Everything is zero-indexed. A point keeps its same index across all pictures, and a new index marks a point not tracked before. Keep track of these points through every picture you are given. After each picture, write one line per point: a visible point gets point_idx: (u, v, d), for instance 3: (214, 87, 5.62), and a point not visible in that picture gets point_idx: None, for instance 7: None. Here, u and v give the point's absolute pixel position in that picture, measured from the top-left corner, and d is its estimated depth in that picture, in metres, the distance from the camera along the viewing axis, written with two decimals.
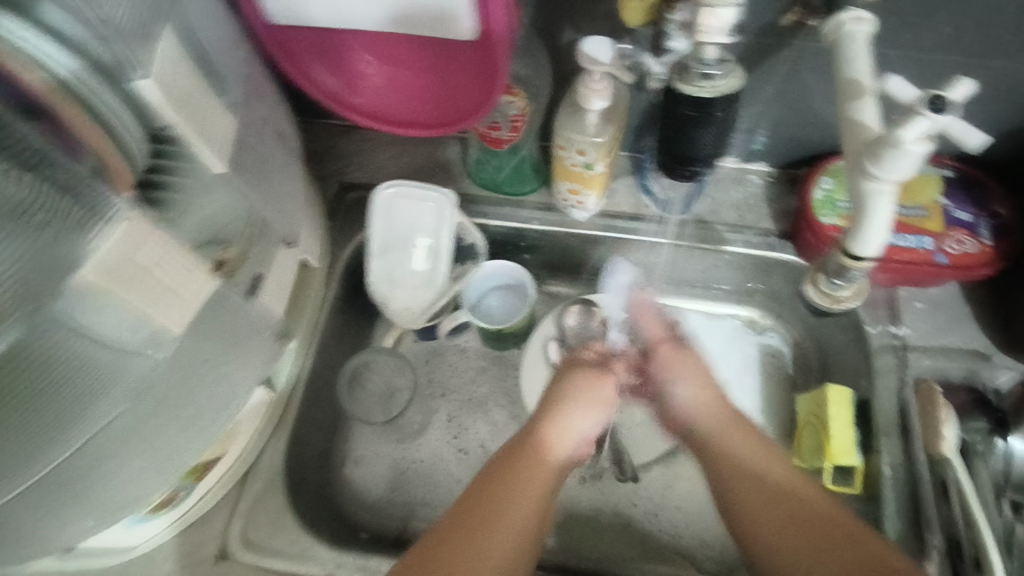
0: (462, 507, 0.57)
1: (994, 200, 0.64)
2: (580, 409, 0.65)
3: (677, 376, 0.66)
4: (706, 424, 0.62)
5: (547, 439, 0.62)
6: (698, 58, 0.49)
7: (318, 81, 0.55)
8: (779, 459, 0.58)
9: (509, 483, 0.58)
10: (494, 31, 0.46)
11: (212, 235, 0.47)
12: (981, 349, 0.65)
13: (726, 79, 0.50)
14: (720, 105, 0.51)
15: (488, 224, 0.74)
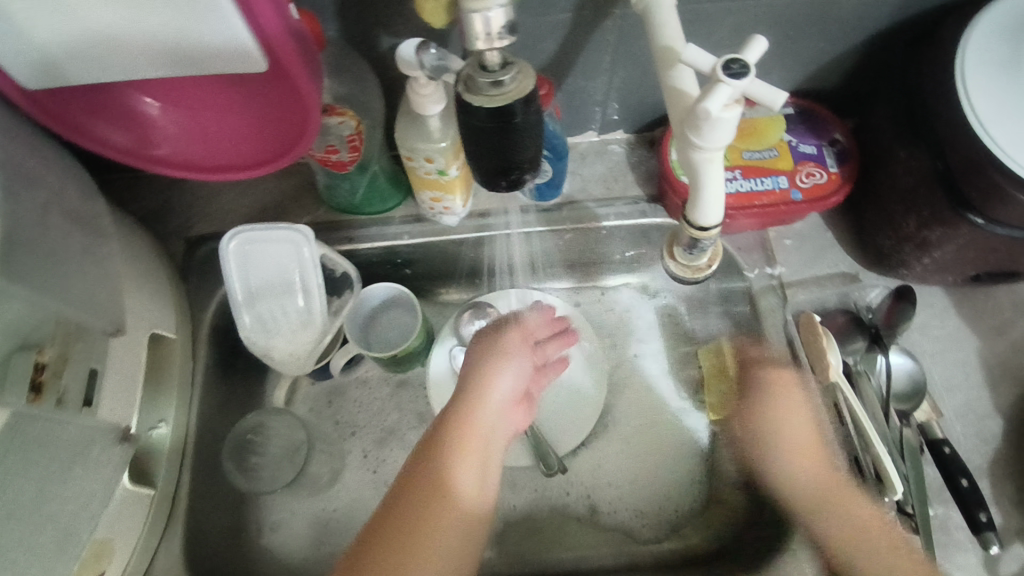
0: (395, 496, 0.52)
1: (832, 128, 0.66)
2: (499, 367, 0.61)
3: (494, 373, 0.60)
4: (808, 481, 0.56)
5: (466, 416, 0.57)
6: (479, 65, 0.37)
7: (108, 140, 0.49)
8: (865, 507, 0.53)
9: (438, 462, 0.54)
10: (287, 60, 0.43)
11: (20, 344, 0.46)
12: (849, 271, 0.67)
13: (516, 81, 0.37)
14: (530, 114, 0.38)
15: (357, 249, 0.70)
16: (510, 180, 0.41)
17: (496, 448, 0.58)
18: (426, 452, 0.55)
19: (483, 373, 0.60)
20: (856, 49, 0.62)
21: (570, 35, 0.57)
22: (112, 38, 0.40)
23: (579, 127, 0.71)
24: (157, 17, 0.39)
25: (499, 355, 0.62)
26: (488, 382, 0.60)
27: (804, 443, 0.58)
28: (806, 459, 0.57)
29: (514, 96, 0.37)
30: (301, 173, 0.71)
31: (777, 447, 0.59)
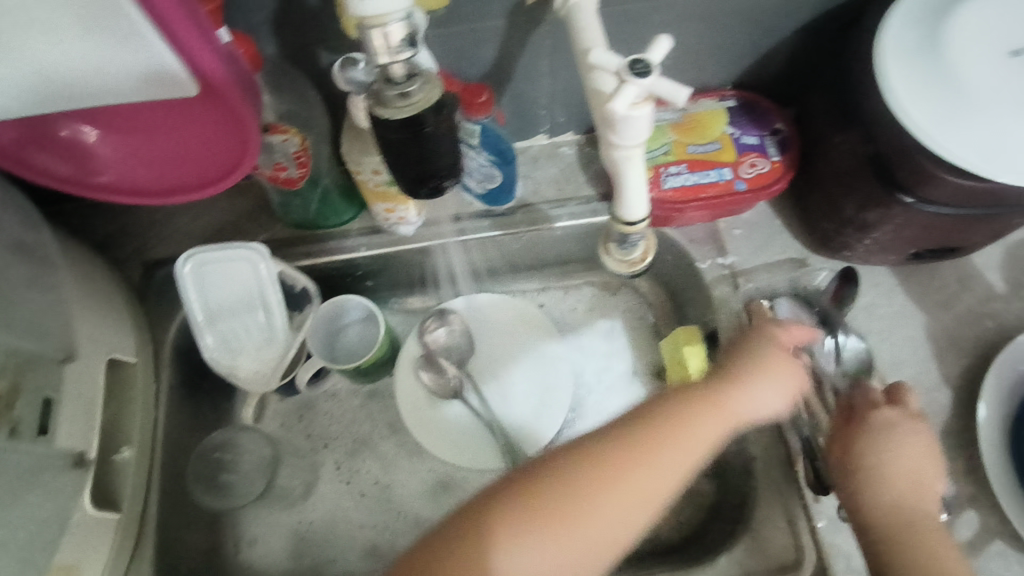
0: (626, 443, 0.48)
1: (773, 118, 0.68)
2: (789, 373, 0.54)
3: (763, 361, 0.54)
4: (893, 498, 0.51)
5: (726, 401, 0.51)
6: (386, 79, 0.38)
7: (50, 170, 0.50)
8: (921, 516, 0.50)
9: (667, 442, 0.48)
10: (217, 84, 0.44)
11: None
12: (799, 256, 0.69)
13: (424, 91, 0.39)
14: (439, 122, 0.40)
15: (316, 263, 0.70)
16: (431, 188, 0.43)
17: (665, 470, 0.47)
18: (665, 421, 0.49)
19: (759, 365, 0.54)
20: (786, 40, 0.64)
21: (507, 42, 0.59)
22: (42, 74, 0.41)
23: (529, 131, 0.73)
24: (89, 55, 0.40)
25: (772, 362, 0.55)
26: (743, 372, 0.53)
27: (905, 460, 0.52)
28: (887, 474, 0.52)
29: (423, 106, 0.39)
30: (256, 192, 0.72)
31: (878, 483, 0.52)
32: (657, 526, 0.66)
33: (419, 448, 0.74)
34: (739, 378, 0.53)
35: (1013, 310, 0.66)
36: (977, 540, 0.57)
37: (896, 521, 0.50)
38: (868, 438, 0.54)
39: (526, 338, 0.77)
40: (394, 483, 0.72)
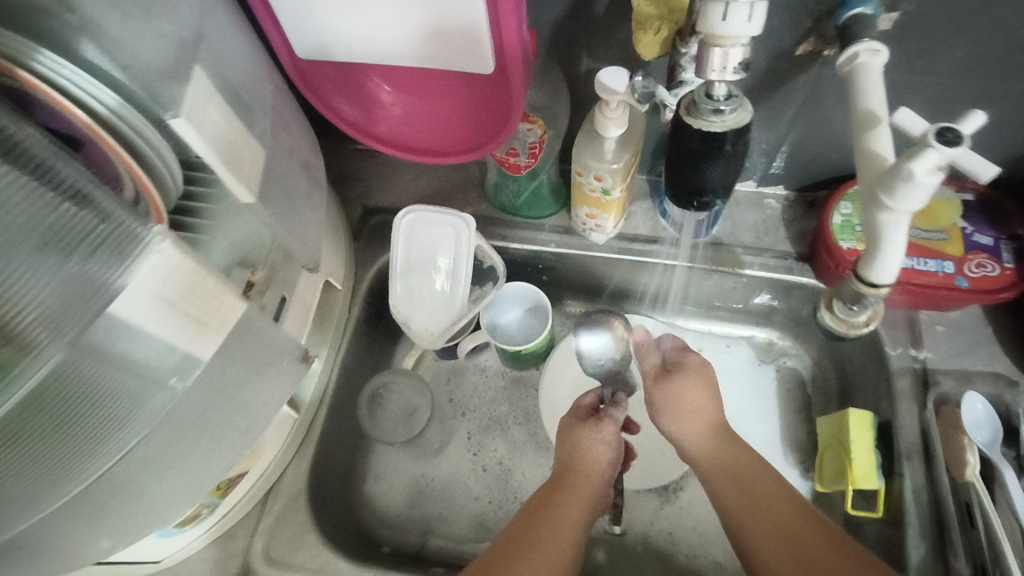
0: (534, 506, 0.59)
1: (1017, 224, 0.64)
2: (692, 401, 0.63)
3: (591, 450, 0.63)
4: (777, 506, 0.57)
5: (580, 484, 0.60)
6: (706, 93, 0.48)
7: (339, 111, 0.57)
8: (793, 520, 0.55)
9: (554, 505, 0.58)
10: (510, 63, 0.48)
11: (240, 259, 0.50)
12: (1005, 373, 0.64)
13: (735, 114, 0.48)
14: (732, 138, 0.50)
15: (507, 246, 0.75)
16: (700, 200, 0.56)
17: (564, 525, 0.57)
18: (564, 483, 0.60)
19: (577, 446, 0.63)
20: None
21: (760, 87, 0.59)
22: (378, 31, 0.48)
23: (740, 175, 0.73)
24: (425, 30, 0.47)
25: (599, 438, 0.63)
26: (587, 459, 0.62)
27: (737, 484, 0.59)
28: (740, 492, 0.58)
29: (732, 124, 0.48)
30: (472, 169, 0.78)
31: (736, 475, 0.60)
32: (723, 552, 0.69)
33: (547, 443, 0.77)
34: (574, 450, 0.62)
35: None
36: None
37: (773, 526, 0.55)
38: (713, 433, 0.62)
39: None
40: (517, 468, 0.75)
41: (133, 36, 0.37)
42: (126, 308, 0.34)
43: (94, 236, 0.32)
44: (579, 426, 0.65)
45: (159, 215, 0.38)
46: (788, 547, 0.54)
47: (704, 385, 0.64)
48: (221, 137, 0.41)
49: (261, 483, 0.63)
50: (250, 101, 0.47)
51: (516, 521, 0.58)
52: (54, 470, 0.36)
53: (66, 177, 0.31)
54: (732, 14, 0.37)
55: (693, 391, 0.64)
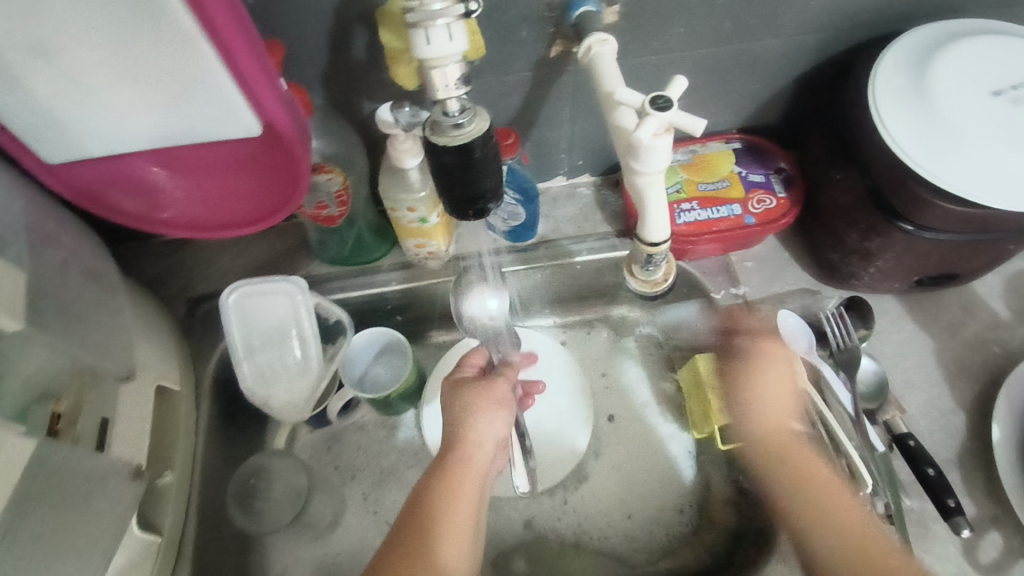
0: (419, 498, 0.57)
1: (778, 158, 0.73)
2: (789, 371, 0.65)
3: (483, 415, 0.61)
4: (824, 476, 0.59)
5: (469, 459, 0.59)
6: (441, 112, 0.44)
7: (119, 207, 0.54)
8: (839, 497, 0.57)
9: (454, 483, 0.57)
10: (275, 121, 0.47)
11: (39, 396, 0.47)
12: (808, 286, 0.73)
13: (475, 123, 0.44)
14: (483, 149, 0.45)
15: (349, 296, 0.74)
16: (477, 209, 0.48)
17: (467, 504, 0.57)
18: (450, 454, 0.59)
19: (468, 415, 0.61)
20: (789, 86, 0.69)
21: (534, 92, 0.64)
22: (124, 116, 0.46)
23: (549, 173, 0.77)
24: (175, 105, 0.46)
25: (492, 402, 0.62)
26: (478, 427, 0.61)
27: (811, 465, 0.60)
28: (810, 464, 0.60)
29: (474, 136, 0.44)
30: (294, 232, 0.76)
31: (784, 462, 0.61)
32: (631, 527, 0.71)
33: None
34: (467, 413, 0.61)
35: (1016, 334, 0.69)
36: (999, 562, 0.58)
37: (791, 491, 0.59)
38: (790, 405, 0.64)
39: (551, 370, 0.79)
40: None
41: None
42: None
43: None
44: (469, 392, 0.63)
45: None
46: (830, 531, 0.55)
47: (791, 369, 0.65)
48: None
49: None
50: None
51: (394, 535, 0.55)
52: None
53: None
54: (434, 37, 0.39)
55: (780, 371, 0.65)
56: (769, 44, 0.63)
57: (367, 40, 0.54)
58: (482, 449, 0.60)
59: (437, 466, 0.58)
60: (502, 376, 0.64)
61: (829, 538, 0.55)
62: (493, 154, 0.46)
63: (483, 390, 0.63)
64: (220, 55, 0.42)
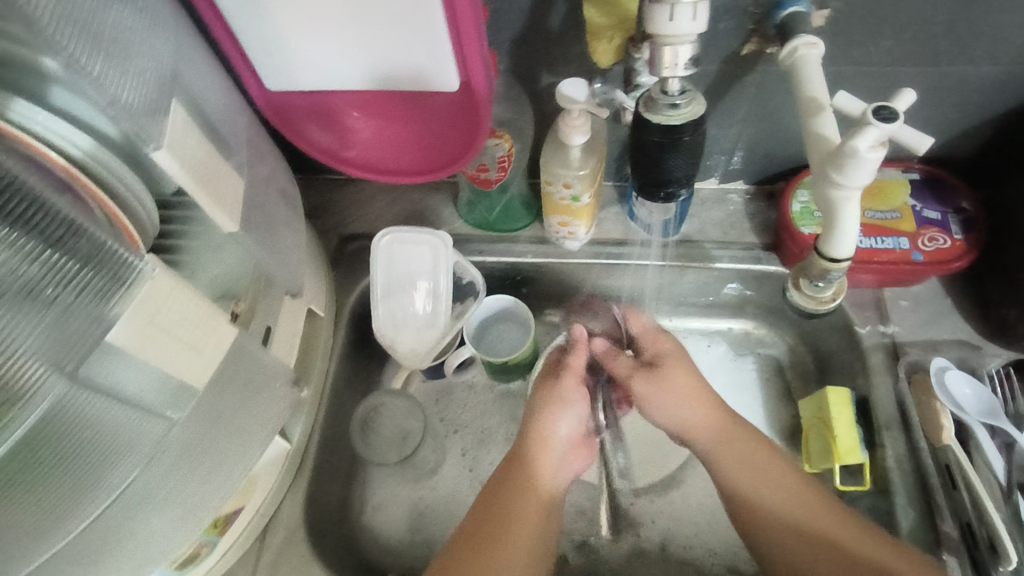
0: (486, 497, 0.60)
1: (961, 197, 0.68)
2: (687, 381, 0.64)
3: (653, 403, 0.65)
4: (770, 496, 0.59)
5: (538, 461, 0.61)
6: (662, 90, 0.49)
7: (311, 137, 0.59)
8: (806, 500, 0.59)
9: (518, 483, 0.60)
10: (474, 79, 0.50)
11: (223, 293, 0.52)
12: (968, 339, 0.67)
13: (690, 106, 0.50)
14: (691, 129, 0.50)
15: (484, 260, 0.77)
16: (664, 191, 0.56)
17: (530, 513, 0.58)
18: (518, 458, 0.62)
19: (537, 413, 0.64)
20: (995, 120, 0.63)
21: (713, 88, 0.62)
22: (340, 55, 0.50)
23: (702, 173, 0.76)
24: (389, 41, 0.48)
25: (560, 402, 0.64)
26: (544, 422, 0.63)
27: (758, 485, 0.60)
28: (749, 489, 0.60)
29: (689, 117, 0.50)
30: (444, 190, 0.80)
31: (728, 469, 0.62)
32: (723, 545, 0.69)
33: None
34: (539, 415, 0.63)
35: None
36: None
37: (774, 496, 0.59)
38: (734, 459, 0.62)
39: None
40: None
41: (113, 78, 0.37)
42: (122, 337, 0.34)
43: (86, 252, 0.33)
44: (537, 395, 0.65)
45: (132, 238, 0.40)
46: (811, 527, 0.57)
47: (689, 369, 0.65)
48: (189, 157, 0.40)
49: (258, 520, 0.62)
50: (232, 134, 0.48)
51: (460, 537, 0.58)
52: (55, 514, 0.36)
53: (50, 208, 0.32)
54: (677, 14, 0.40)
55: (677, 376, 0.64)
56: (986, 71, 0.58)
57: (566, 13, 0.55)
58: (546, 447, 0.62)
59: (510, 463, 0.62)
60: (568, 367, 0.66)
61: (818, 524, 0.57)
62: (700, 137, 0.51)
63: (551, 391, 0.65)
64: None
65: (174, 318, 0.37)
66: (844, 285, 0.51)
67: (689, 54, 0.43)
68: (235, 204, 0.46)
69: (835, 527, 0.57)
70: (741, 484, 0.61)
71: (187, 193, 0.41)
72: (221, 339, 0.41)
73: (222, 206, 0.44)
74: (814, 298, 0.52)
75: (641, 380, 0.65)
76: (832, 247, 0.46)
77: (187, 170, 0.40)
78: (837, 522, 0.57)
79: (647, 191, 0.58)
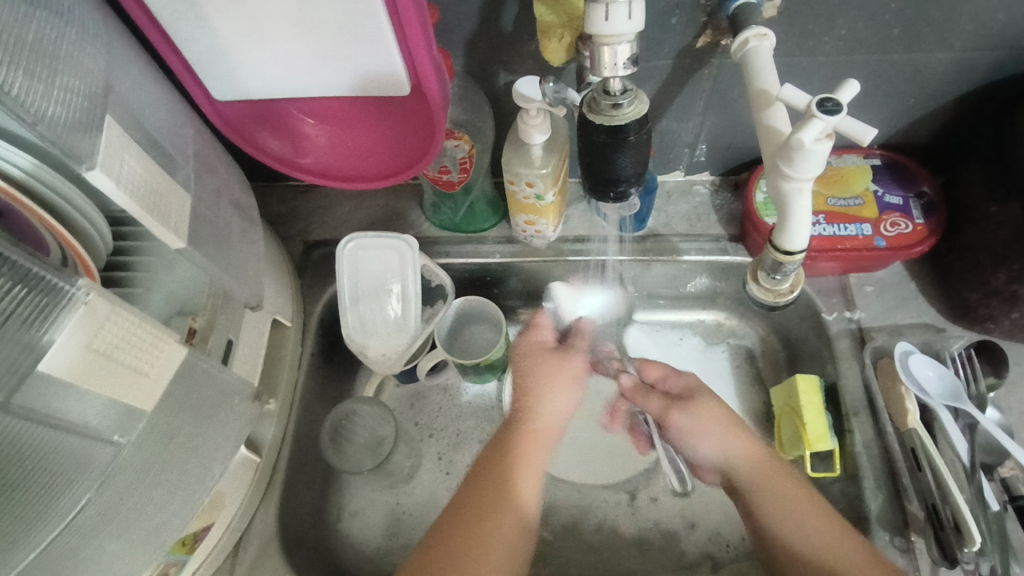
0: (474, 477, 0.55)
1: (921, 182, 0.68)
2: (722, 417, 0.62)
3: (695, 439, 0.63)
4: (774, 505, 0.56)
5: (536, 427, 0.59)
6: (604, 90, 0.49)
7: (266, 146, 0.58)
8: (810, 504, 0.55)
9: (502, 476, 0.54)
10: (425, 83, 0.49)
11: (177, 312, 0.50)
12: (932, 322, 0.68)
13: (633, 105, 0.50)
14: (636, 128, 0.50)
15: (452, 262, 0.76)
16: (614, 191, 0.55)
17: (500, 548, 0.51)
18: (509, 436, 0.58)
19: (541, 386, 0.61)
20: (948, 106, 0.64)
21: (671, 81, 0.62)
22: (286, 63, 0.49)
23: (666, 166, 0.76)
24: (336, 44, 0.47)
25: (563, 379, 0.62)
26: (547, 397, 0.61)
27: (774, 501, 0.56)
28: (764, 508, 0.56)
29: (632, 116, 0.49)
30: (409, 194, 0.79)
31: (761, 503, 0.57)
32: (697, 536, 0.69)
33: None
34: (534, 387, 0.61)
35: None
36: None
37: (777, 508, 0.56)
38: (768, 492, 0.56)
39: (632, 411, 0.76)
40: None
41: (39, 94, 0.35)
42: (58, 364, 0.34)
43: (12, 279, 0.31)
44: (545, 362, 0.63)
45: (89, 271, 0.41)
46: (799, 532, 0.54)
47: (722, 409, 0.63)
48: (125, 175, 0.39)
49: (229, 536, 0.62)
50: (175, 148, 0.47)
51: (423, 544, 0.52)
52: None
53: None
54: (613, 13, 0.40)
55: (714, 411, 0.62)
56: (938, 57, 0.58)
57: (516, 12, 0.54)
58: (546, 420, 0.60)
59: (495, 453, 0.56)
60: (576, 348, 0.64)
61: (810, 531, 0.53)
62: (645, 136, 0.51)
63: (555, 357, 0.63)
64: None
65: (114, 342, 0.37)
66: (800, 277, 0.51)
67: (631, 54, 0.43)
68: (181, 220, 0.45)
69: (826, 527, 0.53)
70: (774, 515, 0.55)
71: (126, 212, 0.40)
72: (166, 360, 0.42)
73: (165, 222, 0.43)
74: (772, 289, 0.52)
75: (674, 416, 0.64)
76: (787, 238, 0.46)
77: (123, 189, 0.39)
78: (828, 523, 0.53)
79: (597, 189, 0.56)
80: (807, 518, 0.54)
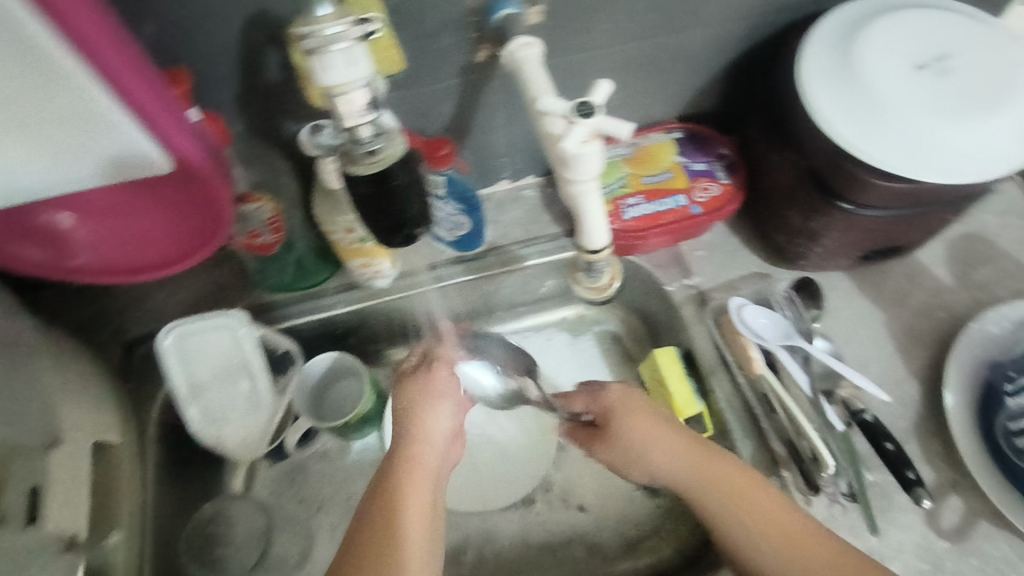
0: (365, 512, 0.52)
1: (718, 145, 0.73)
2: (655, 423, 0.58)
3: (650, 463, 0.58)
4: (685, 474, 0.56)
5: (418, 455, 0.56)
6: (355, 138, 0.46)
7: (24, 257, 0.50)
8: (720, 465, 0.55)
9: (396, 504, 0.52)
10: (192, 160, 0.46)
11: None
12: (758, 270, 0.73)
13: (389, 148, 0.47)
14: (400, 171, 0.48)
15: (296, 324, 0.71)
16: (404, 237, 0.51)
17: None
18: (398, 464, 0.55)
19: (414, 410, 0.59)
20: (722, 73, 0.68)
21: (465, 98, 0.61)
22: (16, 169, 0.43)
23: (491, 178, 0.75)
24: (68, 139, 0.42)
25: (433, 396, 0.60)
26: (424, 419, 0.58)
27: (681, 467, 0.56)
28: (679, 476, 0.56)
29: (391, 159, 0.47)
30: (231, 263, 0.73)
31: (693, 488, 0.55)
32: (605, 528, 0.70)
33: None
34: (410, 412, 0.59)
35: (961, 298, 0.70)
36: (959, 527, 0.59)
37: (693, 476, 0.55)
38: (679, 465, 0.56)
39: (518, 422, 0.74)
40: None
41: None
42: None
43: None
44: (412, 388, 0.61)
45: None
46: (735, 501, 0.53)
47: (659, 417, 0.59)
48: None
49: None
50: None
51: None
52: None
53: None
54: (331, 63, 0.42)
55: (651, 424, 0.58)
56: (699, 32, 0.62)
57: (279, 60, 0.51)
58: (427, 440, 0.57)
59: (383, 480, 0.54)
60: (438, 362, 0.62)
61: (734, 499, 0.54)
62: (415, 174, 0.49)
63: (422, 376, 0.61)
64: (73, 46, 0.37)
65: None
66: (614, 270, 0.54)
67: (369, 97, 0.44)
68: None
69: (730, 480, 0.54)
70: (686, 483, 0.56)
71: None
72: None
73: None
74: (593, 285, 0.55)
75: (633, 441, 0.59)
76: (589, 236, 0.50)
77: None
78: (740, 477, 0.54)
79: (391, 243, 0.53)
80: (730, 483, 0.54)
